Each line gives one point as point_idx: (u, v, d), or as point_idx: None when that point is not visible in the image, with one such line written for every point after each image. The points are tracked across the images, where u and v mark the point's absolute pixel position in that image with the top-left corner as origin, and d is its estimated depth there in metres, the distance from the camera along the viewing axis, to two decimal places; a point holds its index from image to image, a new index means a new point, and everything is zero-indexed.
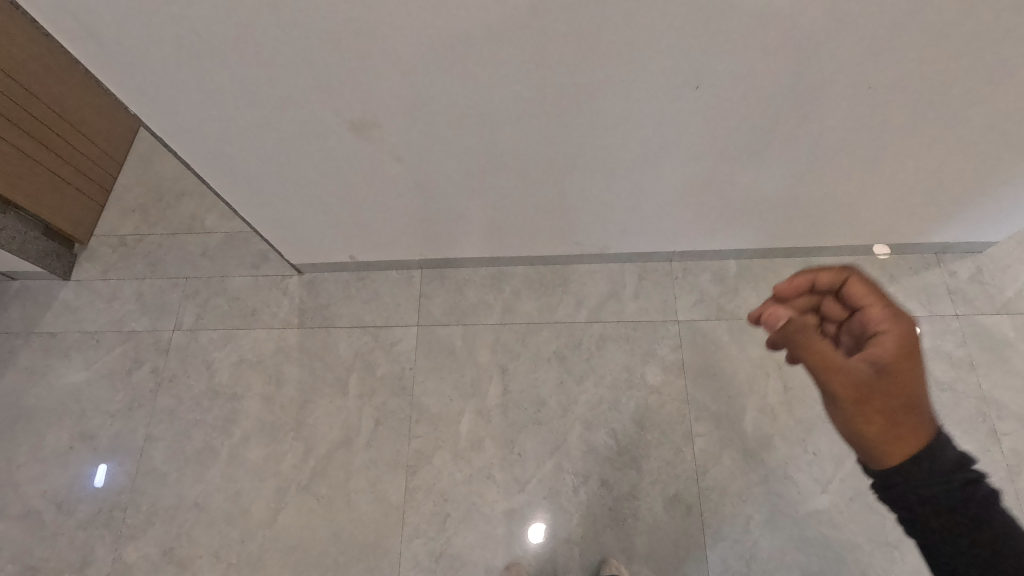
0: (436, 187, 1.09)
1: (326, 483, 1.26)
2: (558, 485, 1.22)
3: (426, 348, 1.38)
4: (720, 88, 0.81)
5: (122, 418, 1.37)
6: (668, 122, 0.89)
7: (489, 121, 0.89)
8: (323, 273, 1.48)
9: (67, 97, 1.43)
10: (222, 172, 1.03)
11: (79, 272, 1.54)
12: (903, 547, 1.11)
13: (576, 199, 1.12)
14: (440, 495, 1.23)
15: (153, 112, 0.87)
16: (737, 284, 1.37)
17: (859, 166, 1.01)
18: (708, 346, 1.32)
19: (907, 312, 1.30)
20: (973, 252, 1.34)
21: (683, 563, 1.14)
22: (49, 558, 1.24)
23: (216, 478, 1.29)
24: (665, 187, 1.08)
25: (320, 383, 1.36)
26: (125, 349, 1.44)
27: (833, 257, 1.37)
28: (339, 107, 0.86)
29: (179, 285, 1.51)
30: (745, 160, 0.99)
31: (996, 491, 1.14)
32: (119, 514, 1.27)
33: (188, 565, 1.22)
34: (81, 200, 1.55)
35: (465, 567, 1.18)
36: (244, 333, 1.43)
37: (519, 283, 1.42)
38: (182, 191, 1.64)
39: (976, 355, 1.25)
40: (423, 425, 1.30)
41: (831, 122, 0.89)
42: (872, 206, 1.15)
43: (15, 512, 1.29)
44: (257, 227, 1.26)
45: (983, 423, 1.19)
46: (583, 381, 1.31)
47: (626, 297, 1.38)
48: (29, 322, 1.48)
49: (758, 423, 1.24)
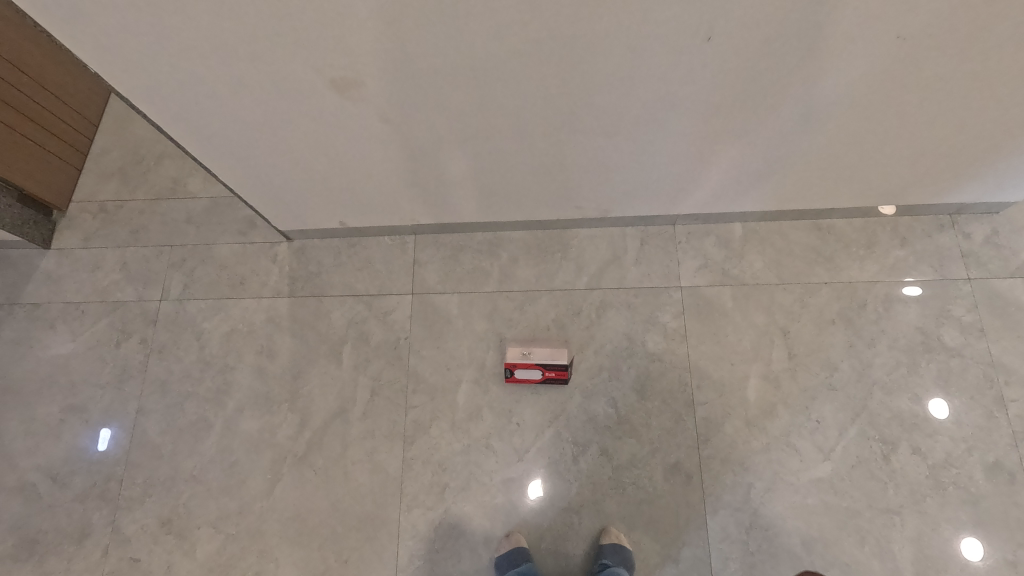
0: (427, 149, 1.02)
1: (322, 454, 1.25)
2: (558, 454, 1.21)
3: (422, 316, 1.34)
4: (734, 40, 0.74)
5: (114, 390, 1.34)
6: (675, 78, 0.82)
7: (483, 80, 0.83)
8: (314, 239, 1.43)
9: (40, 59, 1.33)
10: (198, 135, 0.96)
11: (60, 241, 1.48)
12: (903, 514, 1.11)
13: (575, 161, 1.06)
14: (439, 465, 1.22)
15: (118, 73, 0.80)
16: (742, 248, 1.32)
17: (878, 124, 0.94)
18: (712, 314, 1.28)
19: (918, 276, 1.26)
20: (989, 213, 1.28)
21: (683, 531, 1.14)
22: (48, 529, 1.24)
23: (212, 450, 1.27)
24: (670, 147, 1.01)
25: (314, 354, 1.33)
26: (112, 320, 1.40)
27: (843, 220, 1.32)
28: (318, 64, 0.79)
29: (165, 253, 1.45)
30: (756, 119, 0.92)
31: (1000, 458, 1.12)
32: (115, 486, 1.26)
33: (187, 535, 1.21)
34: (57, 165, 1.48)
35: (464, 536, 1.18)
36: (234, 302, 1.39)
37: (516, 249, 1.37)
38: (163, 154, 1.57)
39: (987, 321, 1.21)
40: (420, 395, 1.28)
41: (853, 75, 0.82)
42: (887, 167, 1.09)
43: (11, 485, 1.28)
44: (242, 193, 1.20)
45: (990, 390, 1.17)
46: (583, 350, 1.28)
47: (627, 262, 1.34)
48: (12, 293, 1.44)
49: (761, 390, 1.22)
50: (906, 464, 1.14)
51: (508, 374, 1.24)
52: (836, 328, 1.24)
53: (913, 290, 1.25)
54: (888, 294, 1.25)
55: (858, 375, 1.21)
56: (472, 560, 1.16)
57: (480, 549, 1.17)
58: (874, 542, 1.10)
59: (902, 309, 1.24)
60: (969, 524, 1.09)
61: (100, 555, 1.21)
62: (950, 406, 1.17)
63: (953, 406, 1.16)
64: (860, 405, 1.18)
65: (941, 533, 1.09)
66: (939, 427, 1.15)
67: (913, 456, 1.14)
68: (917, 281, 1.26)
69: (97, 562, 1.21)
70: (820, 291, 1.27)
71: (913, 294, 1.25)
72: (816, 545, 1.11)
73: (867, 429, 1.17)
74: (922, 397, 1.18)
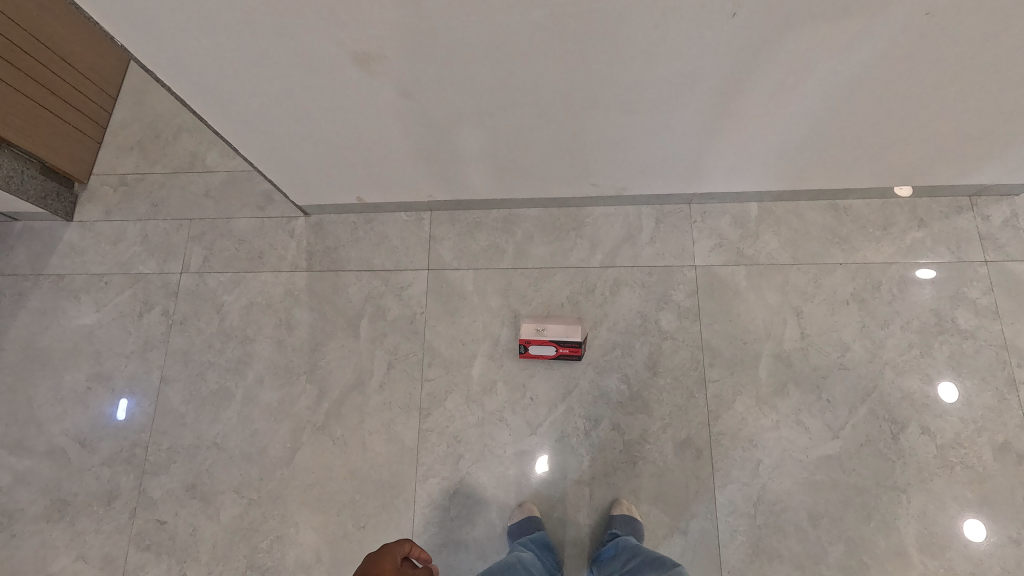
0: (444, 124, 1.02)
1: (340, 424, 1.28)
2: (569, 428, 1.24)
3: (437, 292, 1.36)
4: (758, 16, 0.73)
5: (138, 359, 1.38)
6: (697, 57, 0.82)
7: (504, 54, 0.82)
8: (331, 215, 1.44)
9: (60, 30, 1.33)
10: (218, 107, 0.97)
11: (82, 213, 1.51)
12: (910, 492, 1.13)
13: (592, 137, 1.06)
14: (454, 437, 1.25)
15: (144, 46, 0.80)
16: (757, 228, 1.32)
17: (901, 103, 0.93)
18: (726, 293, 1.29)
19: (934, 259, 1.25)
20: (1009, 195, 1.27)
21: (691, 503, 1.17)
22: (78, 492, 1.29)
23: (233, 418, 1.31)
24: (688, 124, 1.01)
25: (331, 327, 1.35)
26: (134, 291, 1.43)
27: (861, 200, 1.31)
28: (338, 36, 0.79)
29: (184, 226, 1.47)
30: (775, 97, 0.92)
31: (1009, 439, 1.13)
32: (141, 452, 1.30)
33: (210, 499, 1.26)
34: (78, 137, 1.49)
35: (479, 504, 1.21)
36: (253, 276, 1.41)
37: (531, 226, 1.38)
38: (181, 128, 1.58)
39: (1002, 303, 1.21)
40: (435, 369, 1.30)
41: (877, 53, 0.81)
42: (907, 148, 1.08)
43: (41, 449, 1.32)
44: (261, 167, 1.21)
45: (1002, 371, 1.17)
46: (596, 326, 1.29)
47: (642, 240, 1.34)
48: (36, 264, 1.47)
49: (772, 369, 1.23)
50: (915, 443, 1.15)
51: (523, 350, 1.25)
52: (849, 309, 1.25)
53: (927, 272, 1.25)
54: (903, 276, 1.25)
55: (870, 355, 1.21)
56: (485, 528, 1.20)
57: (493, 519, 1.20)
58: (879, 518, 1.12)
59: (917, 291, 1.24)
60: (975, 502, 1.11)
61: (127, 517, 1.26)
62: (959, 386, 1.18)
63: (964, 388, 1.17)
64: (870, 385, 1.20)
65: (946, 510, 1.11)
66: (948, 408, 1.16)
67: (922, 436, 1.16)
68: (933, 263, 1.25)
69: (126, 523, 1.26)
70: (835, 272, 1.27)
71: (927, 276, 1.25)
72: (822, 521, 1.13)
73: (877, 409, 1.18)
74: (933, 378, 1.19)
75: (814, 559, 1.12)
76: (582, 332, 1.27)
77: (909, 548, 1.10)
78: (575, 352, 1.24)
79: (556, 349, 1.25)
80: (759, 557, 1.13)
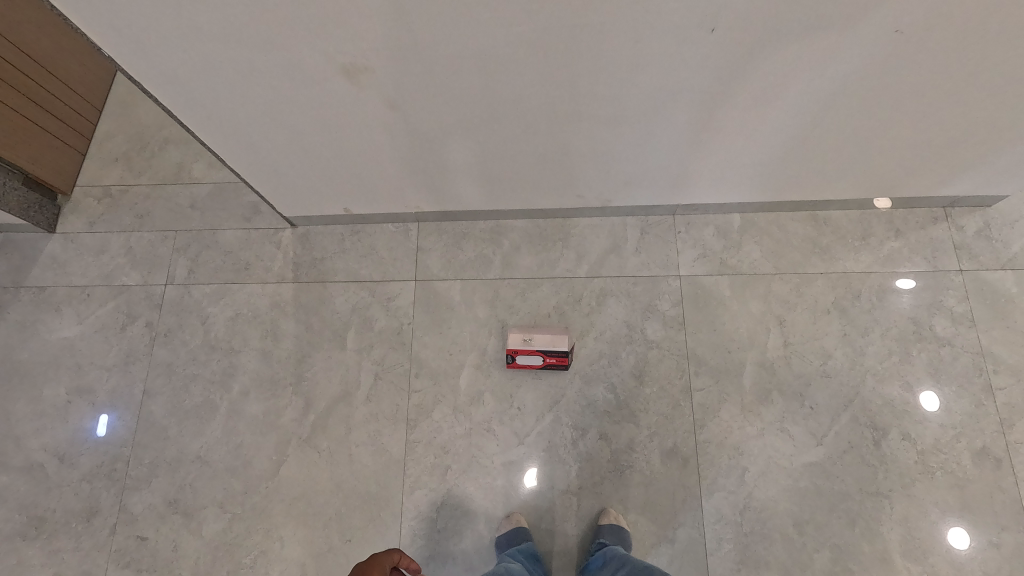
0: (431, 135, 1.04)
1: (326, 436, 1.27)
2: (557, 438, 1.24)
3: (425, 302, 1.36)
4: (735, 32, 0.76)
5: (120, 372, 1.36)
6: (677, 70, 0.84)
7: (489, 68, 0.84)
8: (318, 226, 1.44)
9: (47, 43, 1.33)
10: (205, 117, 0.97)
11: (65, 225, 1.49)
12: (892, 497, 1.14)
13: (576, 149, 1.08)
14: (441, 448, 1.25)
15: (131, 57, 0.80)
16: (740, 239, 1.34)
17: (877, 114, 0.96)
18: (710, 302, 1.31)
19: (911, 269, 1.29)
20: (982, 206, 1.31)
21: (679, 512, 1.17)
22: (56, 508, 1.26)
23: (217, 432, 1.30)
24: (670, 136, 1.03)
25: (318, 339, 1.35)
26: (117, 304, 1.41)
27: (840, 211, 1.34)
28: (325, 49, 0.80)
29: (169, 237, 1.46)
30: (754, 110, 0.94)
31: (988, 444, 1.16)
32: (122, 467, 1.28)
33: (193, 514, 1.24)
34: (62, 149, 1.49)
35: (466, 515, 1.21)
36: (239, 288, 1.41)
37: (518, 236, 1.39)
38: (167, 140, 1.58)
39: (977, 312, 1.24)
40: (422, 379, 1.30)
41: (848, 69, 0.84)
42: (884, 159, 1.10)
43: (18, 464, 1.30)
44: (248, 177, 1.21)
45: (979, 378, 1.20)
46: (583, 335, 1.30)
47: (627, 251, 1.36)
48: (17, 276, 1.45)
49: (757, 377, 1.25)
50: (896, 449, 1.17)
51: (510, 359, 1.26)
52: (831, 318, 1.27)
53: (903, 281, 1.28)
54: (882, 285, 1.28)
55: (851, 363, 1.24)
56: (472, 539, 1.19)
57: (481, 530, 1.19)
58: (864, 524, 1.14)
59: (895, 300, 1.26)
60: (956, 508, 1.13)
61: (107, 533, 1.23)
62: (937, 392, 1.20)
63: (943, 396, 1.20)
64: (852, 393, 1.22)
65: (927, 515, 1.13)
66: (928, 415, 1.19)
67: (903, 442, 1.17)
68: (911, 272, 1.28)
69: (105, 540, 1.23)
70: (815, 281, 1.30)
71: (903, 284, 1.28)
72: (808, 527, 1.14)
73: (860, 415, 1.20)
74: (912, 385, 1.21)
75: (800, 565, 1.13)
76: (569, 341, 1.28)
77: (892, 554, 1.11)
78: (563, 361, 1.25)
79: (543, 359, 1.26)
80: (746, 565, 1.14)
